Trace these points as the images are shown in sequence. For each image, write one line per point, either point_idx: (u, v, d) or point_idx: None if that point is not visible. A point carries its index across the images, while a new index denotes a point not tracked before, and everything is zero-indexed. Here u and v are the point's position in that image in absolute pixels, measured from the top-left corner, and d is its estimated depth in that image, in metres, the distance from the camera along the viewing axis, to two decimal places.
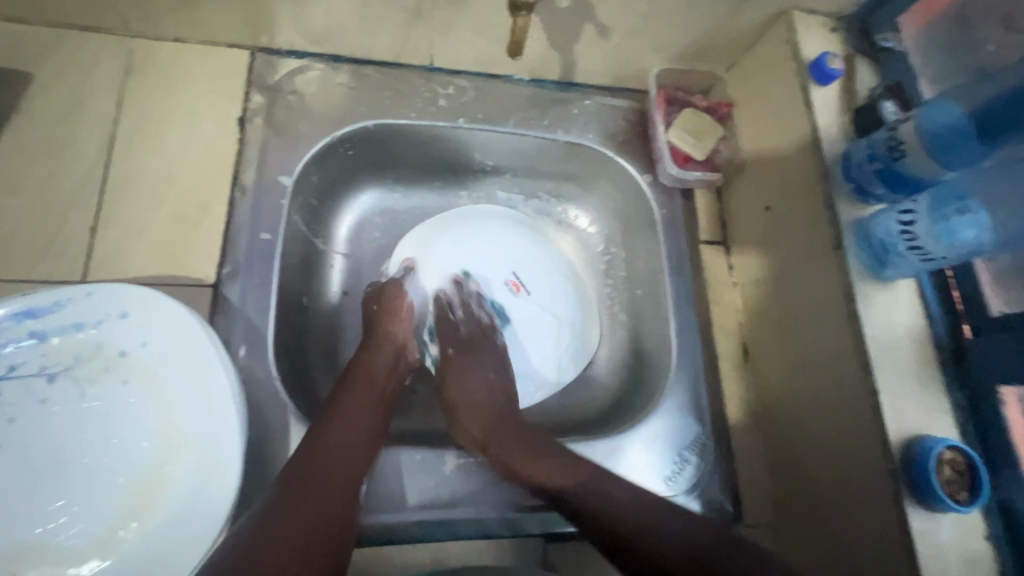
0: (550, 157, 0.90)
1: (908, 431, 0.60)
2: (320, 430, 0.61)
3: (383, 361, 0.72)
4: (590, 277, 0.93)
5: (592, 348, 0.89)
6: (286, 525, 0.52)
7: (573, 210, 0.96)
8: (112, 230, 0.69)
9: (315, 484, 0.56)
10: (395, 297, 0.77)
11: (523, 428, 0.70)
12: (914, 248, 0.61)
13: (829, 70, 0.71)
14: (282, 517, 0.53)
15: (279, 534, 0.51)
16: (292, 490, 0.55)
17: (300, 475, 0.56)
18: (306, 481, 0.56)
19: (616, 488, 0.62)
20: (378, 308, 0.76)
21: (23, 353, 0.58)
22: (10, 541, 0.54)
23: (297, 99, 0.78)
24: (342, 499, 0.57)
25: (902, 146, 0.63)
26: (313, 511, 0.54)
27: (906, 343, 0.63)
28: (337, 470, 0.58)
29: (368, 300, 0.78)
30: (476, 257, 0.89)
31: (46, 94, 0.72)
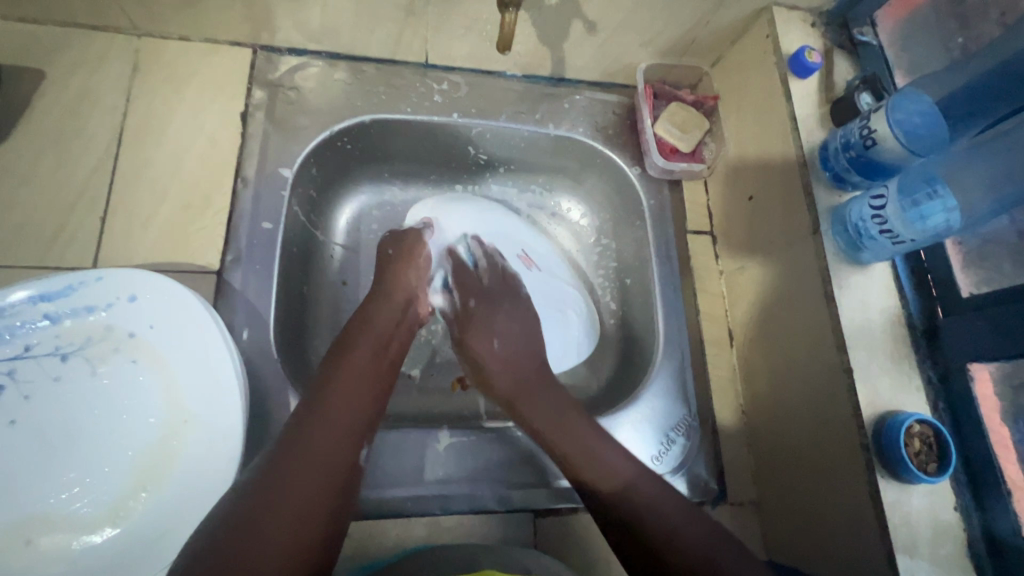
0: (545, 149, 0.92)
1: (881, 407, 0.63)
2: (326, 387, 0.62)
3: (387, 318, 0.73)
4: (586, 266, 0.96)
5: (598, 320, 0.92)
6: (291, 482, 0.53)
7: (569, 201, 0.98)
8: (120, 219, 0.73)
9: (318, 439, 0.57)
10: (413, 248, 0.81)
11: (563, 405, 0.70)
12: (885, 232, 0.63)
13: (808, 63, 0.74)
14: (286, 472, 0.54)
15: (285, 489, 0.52)
16: (293, 446, 0.56)
17: (301, 429, 0.57)
18: (307, 437, 0.57)
19: (631, 471, 0.63)
20: (393, 253, 0.81)
21: (37, 334, 0.61)
22: (26, 509, 0.57)
23: (296, 95, 0.82)
24: (341, 458, 0.57)
25: (875, 135, 0.65)
26: (318, 465, 0.55)
27: (880, 323, 0.66)
28: (338, 426, 0.59)
29: (387, 243, 0.82)
30: (486, 229, 0.91)
31: (58, 90, 0.75)
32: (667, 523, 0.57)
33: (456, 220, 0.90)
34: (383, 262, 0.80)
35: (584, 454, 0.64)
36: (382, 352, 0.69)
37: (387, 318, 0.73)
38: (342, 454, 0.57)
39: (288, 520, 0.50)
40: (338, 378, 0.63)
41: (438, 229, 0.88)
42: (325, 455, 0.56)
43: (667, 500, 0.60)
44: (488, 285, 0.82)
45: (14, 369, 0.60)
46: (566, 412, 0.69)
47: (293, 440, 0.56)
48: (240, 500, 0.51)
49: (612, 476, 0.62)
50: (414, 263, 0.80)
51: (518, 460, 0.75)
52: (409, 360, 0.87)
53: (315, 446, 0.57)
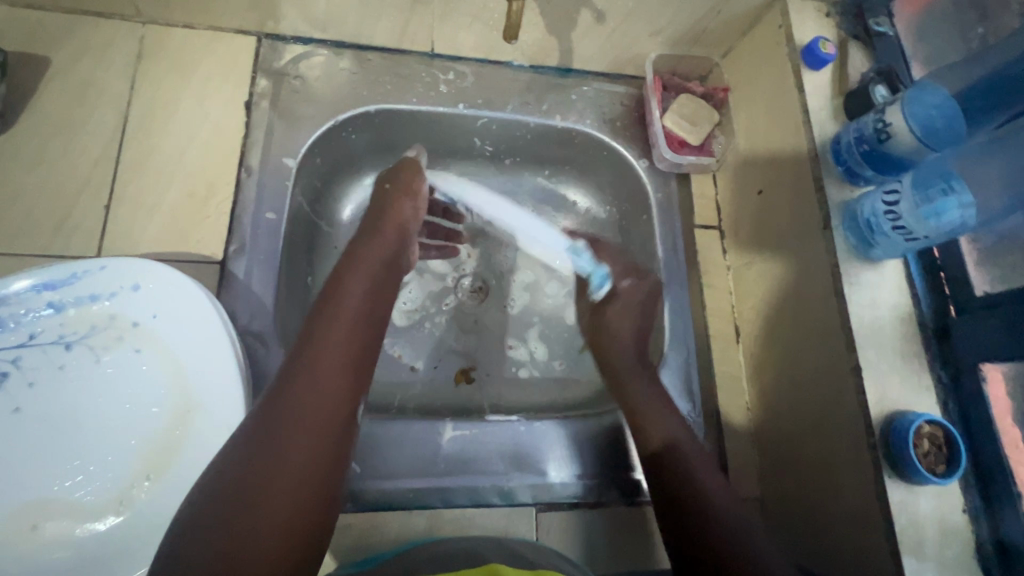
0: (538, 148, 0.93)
1: (889, 407, 0.62)
2: (317, 322, 0.58)
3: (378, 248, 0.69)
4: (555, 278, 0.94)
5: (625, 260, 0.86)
6: (287, 430, 0.49)
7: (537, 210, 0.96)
8: (124, 208, 0.73)
9: (311, 381, 0.53)
10: (409, 181, 0.78)
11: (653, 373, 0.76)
12: (899, 228, 0.61)
13: (821, 55, 0.72)
14: (281, 418, 0.50)
15: (279, 433, 0.49)
16: (288, 380, 0.53)
17: (295, 364, 0.54)
18: (300, 371, 0.53)
19: (672, 429, 0.68)
20: (389, 186, 0.77)
21: (42, 322, 0.61)
22: (30, 495, 0.58)
23: (301, 84, 0.81)
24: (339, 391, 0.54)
25: (889, 128, 0.64)
26: (315, 410, 0.52)
27: (890, 321, 0.65)
28: (331, 367, 0.54)
29: (384, 178, 0.79)
30: None
31: (63, 76, 0.75)
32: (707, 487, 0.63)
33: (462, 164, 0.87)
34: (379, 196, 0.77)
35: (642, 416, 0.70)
36: (377, 286, 0.65)
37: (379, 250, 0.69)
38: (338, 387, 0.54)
39: (294, 455, 0.49)
40: (327, 316, 0.59)
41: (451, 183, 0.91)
42: (322, 399, 0.52)
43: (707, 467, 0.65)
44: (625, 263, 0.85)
45: (19, 357, 0.60)
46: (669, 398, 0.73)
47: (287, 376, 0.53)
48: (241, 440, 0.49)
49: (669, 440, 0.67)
50: (412, 198, 0.76)
51: (520, 454, 0.74)
52: (412, 354, 0.87)
53: (311, 387, 0.52)
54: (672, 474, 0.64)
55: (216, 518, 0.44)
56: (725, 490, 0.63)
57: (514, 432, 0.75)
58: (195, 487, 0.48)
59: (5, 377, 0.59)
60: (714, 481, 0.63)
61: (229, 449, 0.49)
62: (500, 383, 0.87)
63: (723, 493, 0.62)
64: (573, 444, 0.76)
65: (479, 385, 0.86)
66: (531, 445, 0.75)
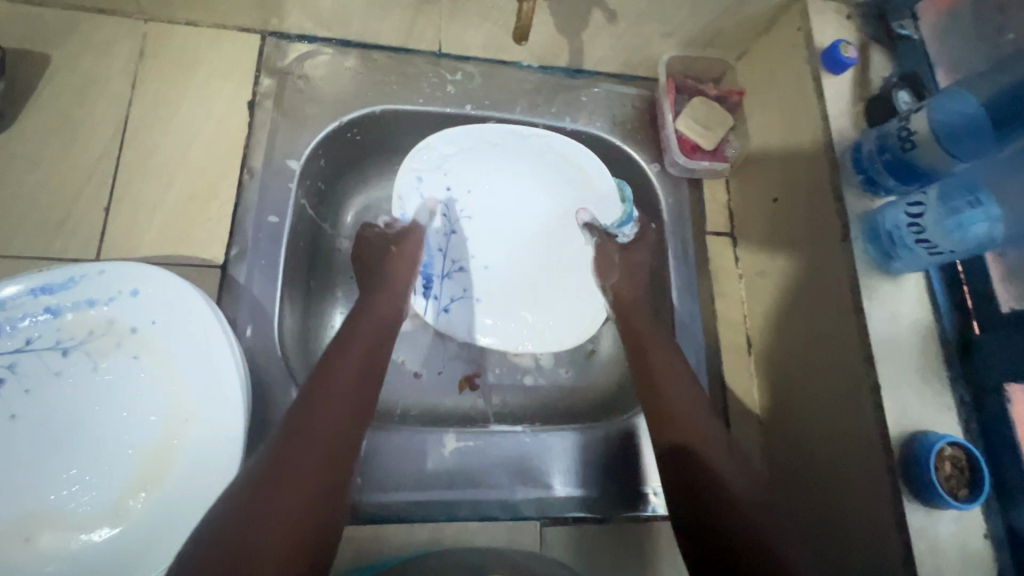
0: (547, 154, 0.86)
1: (909, 426, 0.60)
2: (326, 372, 0.60)
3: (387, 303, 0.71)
4: (541, 316, 0.85)
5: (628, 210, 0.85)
6: (285, 489, 0.49)
7: (540, 221, 0.88)
8: (124, 210, 0.71)
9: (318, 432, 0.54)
10: (414, 242, 0.78)
11: (678, 362, 0.70)
12: (921, 242, 0.59)
13: (841, 57, 0.69)
14: (288, 464, 0.51)
15: (284, 479, 0.50)
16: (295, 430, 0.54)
17: (304, 412, 0.55)
18: (306, 420, 0.55)
19: (694, 429, 0.63)
20: (395, 250, 0.77)
21: (39, 327, 0.60)
22: (26, 505, 0.57)
23: (305, 83, 0.79)
24: (344, 441, 0.55)
25: (914, 137, 0.61)
26: (315, 469, 0.52)
27: (911, 337, 0.63)
28: (335, 425, 0.55)
29: (391, 238, 0.78)
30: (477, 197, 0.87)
31: (63, 75, 0.73)
32: (732, 490, 0.57)
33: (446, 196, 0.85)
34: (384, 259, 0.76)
35: (658, 412, 0.66)
36: (384, 339, 0.67)
37: (386, 305, 0.71)
38: (343, 438, 0.55)
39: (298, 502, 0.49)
40: (333, 374, 0.60)
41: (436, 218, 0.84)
42: (322, 458, 0.53)
43: (733, 468, 0.59)
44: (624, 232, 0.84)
45: (15, 363, 0.59)
46: (693, 390, 0.67)
47: (294, 424, 0.54)
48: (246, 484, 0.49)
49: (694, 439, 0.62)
50: (414, 261, 0.77)
51: (524, 467, 0.73)
52: (416, 361, 0.85)
53: (312, 447, 0.53)
54: (689, 470, 0.59)
55: (215, 561, 0.44)
56: (741, 478, 0.58)
57: (517, 443, 0.74)
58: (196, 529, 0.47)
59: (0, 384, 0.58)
60: (730, 473, 0.59)
61: (227, 501, 0.49)
62: (505, 392, 0.85)
63: (738, 482, 0.58)
64: (579, 458, 0.74)
65: (484, 394, 0.85)
66: (536, 457, 0.73)
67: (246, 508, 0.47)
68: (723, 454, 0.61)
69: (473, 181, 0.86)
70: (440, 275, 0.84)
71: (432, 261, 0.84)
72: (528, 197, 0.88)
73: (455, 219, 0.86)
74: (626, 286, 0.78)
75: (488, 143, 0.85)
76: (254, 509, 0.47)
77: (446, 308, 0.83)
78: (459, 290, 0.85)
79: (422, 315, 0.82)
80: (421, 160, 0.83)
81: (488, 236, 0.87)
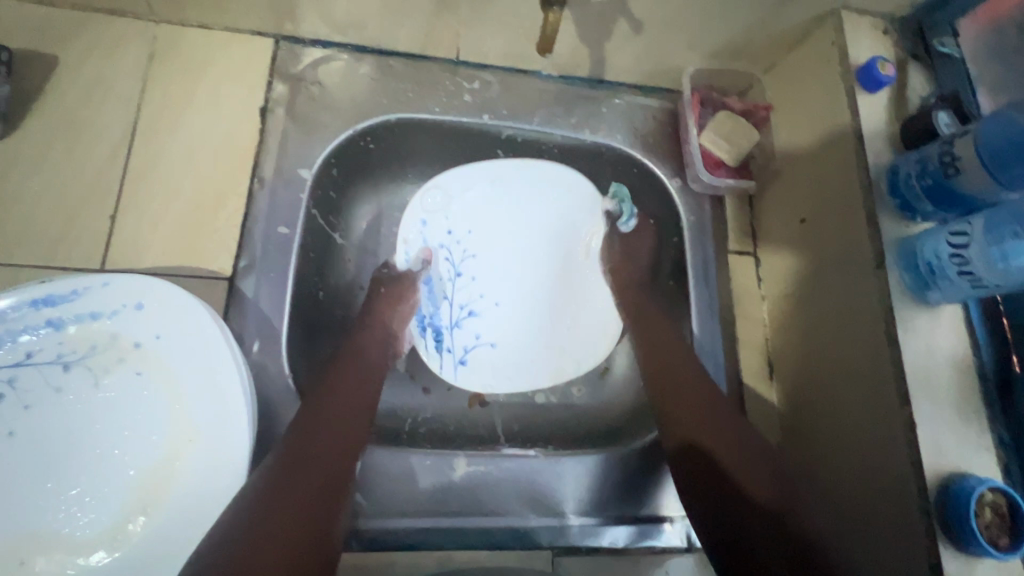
0: (554, 189, 0.85)
1: (946, 468, 0.57)
2: (330, 385, 0.62)
3: (374, 348, 0.69)
4: (556, 354, 0.84)
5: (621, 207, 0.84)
6: (288, 490, 0.52)
7: (552, 247, 0.86)
8: (130, 219, 0.69)
9: (321, 440, 0.57)
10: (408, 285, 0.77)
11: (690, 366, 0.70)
12: (965, 273, 0.56)
13: (880, 75, 0.66)
14: (296, 472, 0.53)
15: (288, 486, 0.52)
16: (300, 441, 0.56)
17: (308, 424, 0.58)
18: (311, 431, 0.57)
19: (697, 425, 0.64)
20: (384, 292, 0.75)
21: (40, 340, 0.58)
22: (22, 527, 0.55)
23: (319, 90, 0.77)
24: (346, 450, 0.58)
25: (958, 162, 0.58)
26: (318, 475, 0.54)
27: (948, 372, 0.60)
28: (338, 434, 0.58)
29: (380, 280, 0.77)
30: (479, 240, 0.85)
31: (72, 78, 0.71)
32: (749, 487, 0.57)
33: (444, 248, 0.83)
34: (371, 300, 0.75)
35: (667, 418, 0.66)
36: (385, 355, 0.70)
37: (376, 342, 0.70)
38: (346, 446, 0.58)
39: (304, 505, 0.51)
40: (338, 387, 0.62)
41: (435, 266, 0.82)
42: (326, 464, 0.55)
43: (754, 462, 0.59)
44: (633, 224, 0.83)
45: (15, 377, 0.57)
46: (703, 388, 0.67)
47: (300, 435, 0.57)
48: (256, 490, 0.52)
49: (701, 436, 0.62)
50: (405, 302, 0.75)
51: (537, 494, 0.70)
52: (424, 376, 0.82)
53: (321, 450, 0.56)
54: (702, 471, 0.61)
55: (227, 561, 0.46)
56: (764, 478, 0.58)
57: (529, 467, 0.71)
58: (208, 535, 0.49)
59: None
60: (755, 474, 0.58)
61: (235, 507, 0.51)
62: (514, 408, 0.83)
63: (760, 482, 0.58)
64: (593, 483, 0.72)
65: (494, 410, 0.82)
66: (551, 481, 0.71)
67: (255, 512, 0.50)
68: (747, 452, 0.60)
69: (473, 221, 0.85)
70: (449, 324, 0.83)
71: (439, 310, 0.83)
72: (538, 230, 0.86)
73: (458, 261, 0.84)
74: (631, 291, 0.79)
75: (487, 180, 0.83)
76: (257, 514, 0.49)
77: (462, 360, 0.82)
78: (479, 336, 0.84)
79: (439, 372, 0.81)
80: (423, 204, 0.82)
81: (496, 274, 0.86)
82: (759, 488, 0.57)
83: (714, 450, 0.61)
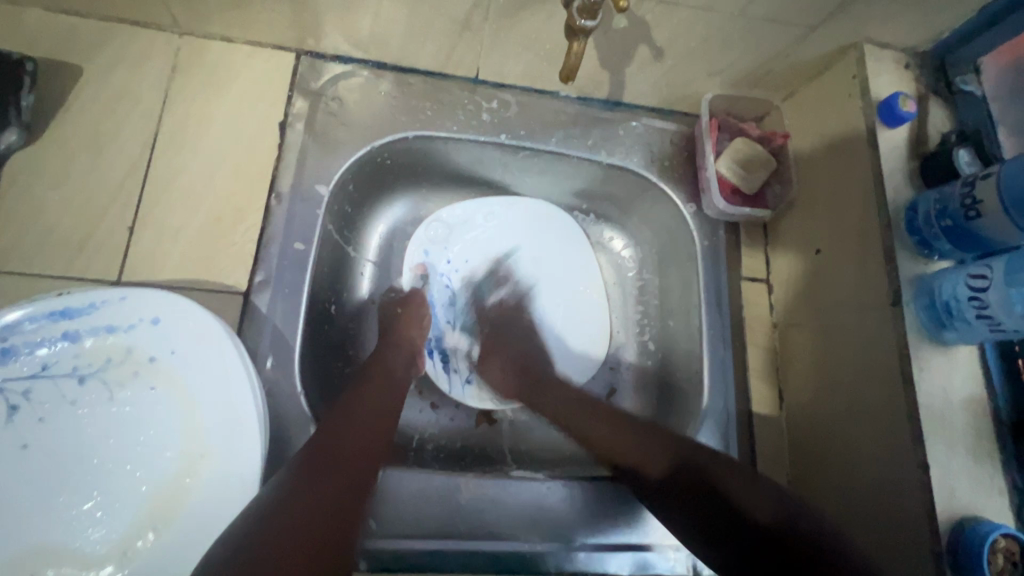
0: (545, 220, 0.90)
1: (958, 511, 0.57)
2: (353, 399, 0.63)
3: (401, 359, 0.72)
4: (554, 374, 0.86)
5: (479, 274, 0.89)
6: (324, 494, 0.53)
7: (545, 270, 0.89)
8: (149, 231, 0.69)
9: (346, 446, 0.58)
10: (421, 306, 0.80)
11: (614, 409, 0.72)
12: (983, 317, 0.56)
13: (900, 112, 0.66)
14: (321, 477, 0.54)
15: (312, 491, 0.52)
16: (325, 450, 0.56)
17: (333, 433, 0.58)
18: (334, 441, 0.58)
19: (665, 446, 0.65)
20: (401, 312, 0.78)
21: (56, 353, 0.58)
22: (33, 540, 0.55)
23: (338, 106, 0.77)
24: (370, 459, 0.59)
25: (979, 205, 0.58)
26: (342, 481, 0.55)
27: (963, 414, 0.60)
28: (362, 443, 0.59)
29: (395, 303, 0.80)
30: (477, 269, 0.89)
31: (95, 88, 0.72)
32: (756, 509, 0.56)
33: (445, 275, 0.87)
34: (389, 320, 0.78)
35: (637, 449, 0.66)
36: (408, 371, 0.72)
37: (406, 360, 0.73)
38: (369, 456, 0.59)
39: (326, 509, 0.52)
40: (361, 401, 0.63)
41: (435, 287, 0.87)
42: (349, 471, 0.56)
43: (757, 481, 0.59)
44: (496, 313, 0.86)
45: (30, 389, 0.57)
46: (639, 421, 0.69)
47: (324, 444, 0.57)
48: (276, 496, 0.52)
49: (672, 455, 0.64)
50: (422, 321, 0.78)
51: (545, 519, 0.70)
52: (432, 392, 0.83)
53: (344, 457, 0.57)
54: (693, 492, 0.60)
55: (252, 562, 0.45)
56: (763, 500, 0.57)
57: (539, 492, 0.72)
58: (226, 538, 0.49)
59: (14, 411, 0.57)
60: (755, 494, 0.57)
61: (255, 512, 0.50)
62: (522, 426, 0.83)
63: (765, 501, 0.57)
64: (601, 511, 0.72)
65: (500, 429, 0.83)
66: (562, 506, 0.71)
67: (280, 514, 0.50)
68: (742, 474, 0.60)
69: (470, 251, 0.88)
70: (453, 347, 0.86)
71: (442, 334, 0.86)
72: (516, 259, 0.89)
73: (458, 287, 0.88)
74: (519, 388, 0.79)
75: (483, 213, 0.89)
76: (280, 517, 0.49)
77: (469, 379, 0.84)
78: (483, 356, 0.86)
79: (449, 391, 0.83)
80: (426, 235, 0.86)
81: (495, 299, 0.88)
82: (760, 508, 0.56)
83: (700, 464, 0.62)
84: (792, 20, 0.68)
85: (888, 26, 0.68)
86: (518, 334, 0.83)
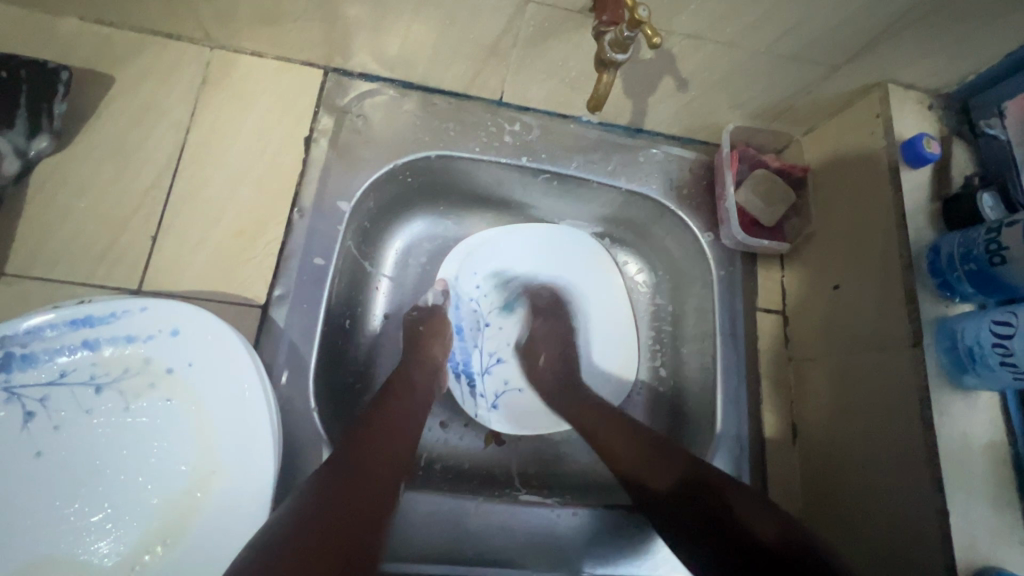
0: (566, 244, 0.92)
1: (977, 557, 0.57)
2: (380, 410, 0.65)
3: (420, 376, 0.73)
4: None
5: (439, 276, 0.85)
6: (353, 492, 0.54)
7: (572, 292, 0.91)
8: (170, 242, 0.70)
9: (375, 452, 0.59)
10: (440, 323, 0.80)
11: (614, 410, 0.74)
12: (1007, 364, 0.56)
13: (925, 152, 0.66)
14: (351, 478, 0.55)
15: (344, 491, 0.53)
16: (355, 455, 0.58)
17: (364, 440, 0.60)
18: (362, 448, 0.59)
19: (676, 464, 0.63)
20: (423, 330, 0.78)
21: (75, 361, 0.58)
22: (38, 551, 0.55)
23: (362, 123, 0.77)
24: (396, 465, 0.59)
25: (1005, 252, 0.58)
26: (372, 482, 0.56)
27: (982, 459, 0.59)
28: (390, 448, 0.61)
29: (415, 320, 0.80)
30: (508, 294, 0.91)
31: (126, 98, 0.73)
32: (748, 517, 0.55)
33: (472, 299, 0.89)
34: (410, 338, 0.78)
35: (644, 463, 0.65)
36: (433, 385, 0.74)
37: (423, 378, 0.73)
38: (397, 462, 0.60)
39: (352, 510, 0.52)
40: (389, 412, 0.65)
41: (457, 300, 0.87)
42: (377, 473, 0.57)
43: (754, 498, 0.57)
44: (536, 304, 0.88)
45: (47, 396, 0.57)
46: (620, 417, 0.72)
47: (353, 451, 0.58)
48: (304, 501, 0.52)
49: (684, 470, 0.62)
50: (444, 339, 0.79)
51: (549, 547, 0.69)
52: (443, 410, 0.83)
53: (373, 461, 0.58)
54: (699, 505, 0.58)
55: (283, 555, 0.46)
56: (765, 516, 0.55)
57: (550, 517, 0.71)
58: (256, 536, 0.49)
59: (29, 417, 0.56)
60: (753, 506, 0.56)
61: (282, 516, 0.51)
62: (530, 447, 0.83)
63: (761, 513, 0.55)
64: (611, 538, 0.71)
65: (510, 449, 0.82)
66: (567, 533, 0.70)
67: (310, 512, 0.50)
68: (747, 493, 0.57)
69: (498, 277, 0.90)
70: (480, 371, 0.87)
71: (469, 356, 0.87)
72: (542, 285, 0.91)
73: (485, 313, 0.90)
74: (574, 401, 0.77)
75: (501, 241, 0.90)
76: (311, 514, 0.50)
77: (495, 405, 0.85)
78: (501, 386, 0.87)
79: (474, 416, 0.83)
80: (456, 261, 0.87)
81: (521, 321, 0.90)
82: (763, 524, 0.54)
83: (708, 481, 0.60)
84: (818, 58, 0.68)
85: (915, 67, 0.68)
86: (560, 323, 0.86)
